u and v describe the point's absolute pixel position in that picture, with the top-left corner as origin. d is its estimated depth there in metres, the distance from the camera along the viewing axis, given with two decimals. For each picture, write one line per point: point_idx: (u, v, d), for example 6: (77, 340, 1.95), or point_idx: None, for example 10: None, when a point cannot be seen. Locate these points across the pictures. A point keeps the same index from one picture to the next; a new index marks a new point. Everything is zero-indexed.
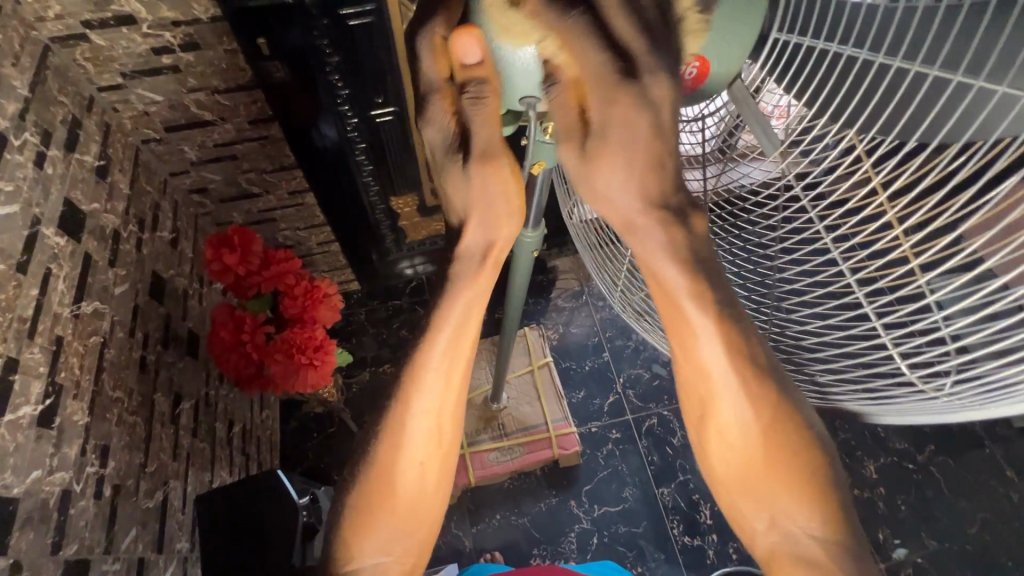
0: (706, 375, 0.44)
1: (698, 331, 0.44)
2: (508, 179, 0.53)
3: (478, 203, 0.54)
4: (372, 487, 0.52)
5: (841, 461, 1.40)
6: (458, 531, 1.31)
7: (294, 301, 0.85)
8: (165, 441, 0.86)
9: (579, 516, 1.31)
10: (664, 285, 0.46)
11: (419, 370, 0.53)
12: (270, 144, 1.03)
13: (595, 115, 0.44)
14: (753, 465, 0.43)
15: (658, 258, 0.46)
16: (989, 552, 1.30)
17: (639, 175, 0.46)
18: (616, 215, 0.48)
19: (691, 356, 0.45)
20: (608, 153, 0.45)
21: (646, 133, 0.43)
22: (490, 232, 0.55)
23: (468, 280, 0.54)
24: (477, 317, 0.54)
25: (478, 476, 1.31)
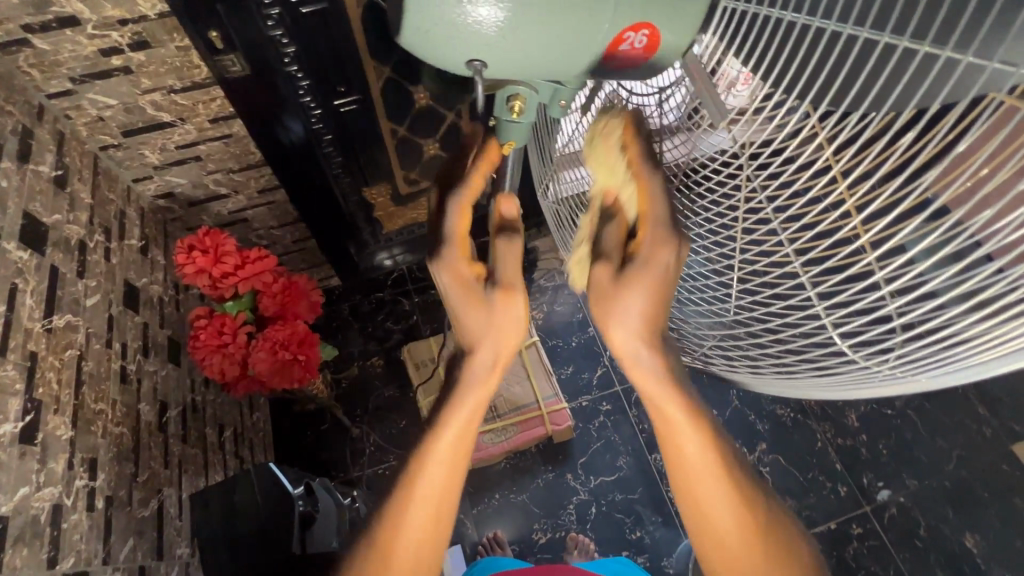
0: (694, 479, 0.41)
1: (682, 434, 0.41)
2: (517, 310, 0.48)
3: (491, 335, 0.47)
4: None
5: (824, 413, 1.45)
6: (459, 513, 1.32)
7: (273, 299, 0.86)
8: (155, 450, 0.85)
9: (576, 488, 1.34)
10: (644, 388, 0.43)
11: (424, 454, 0.46)
12: (234, 142, 1.01)
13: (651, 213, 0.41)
14: (738, 557, 0.42)
15: (645, 374, 0.42)
16: (967, 487, 1.36)
17: (650, 303, 0.41)
18: (620, 351, 0.43)
19: (675, 460, 0.42)
20: (633, 277, 0.41)
21: (666, 281, 0.41)
22: (496, 357, 0.48)
23: (479, 383, 0.48)
24: (477, 398, 0.48)
25: (475, 458, 1.32)
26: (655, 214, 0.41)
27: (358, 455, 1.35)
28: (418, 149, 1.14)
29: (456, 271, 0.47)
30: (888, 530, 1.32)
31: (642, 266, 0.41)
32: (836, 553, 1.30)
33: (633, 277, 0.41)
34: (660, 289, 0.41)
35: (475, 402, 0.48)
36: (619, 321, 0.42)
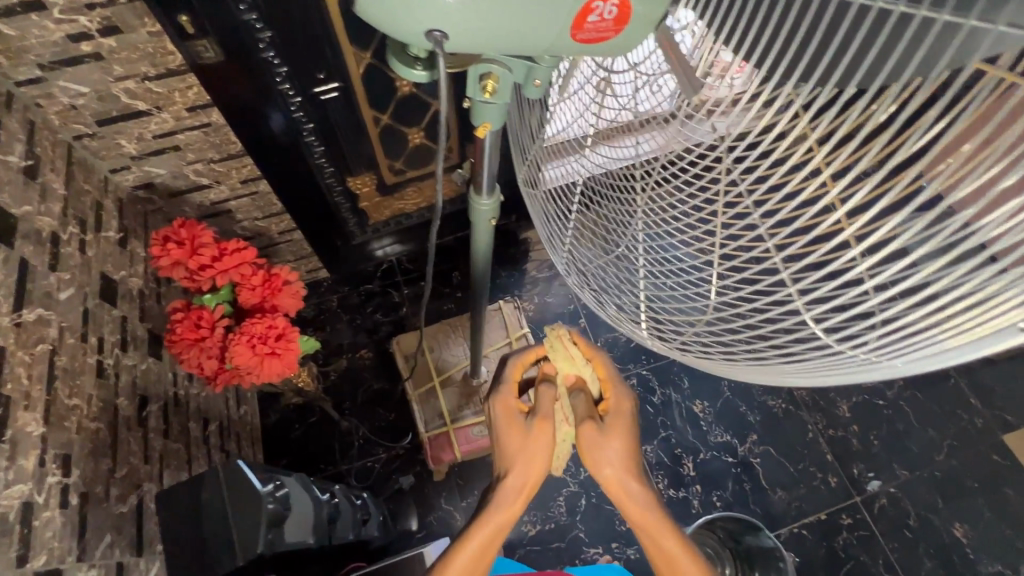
0: (656, 550, 0.60)
1: (650, 524, 0.60)
2: (548, 440, 0.61)
3: (523, 454, 0.62)
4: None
5: (816, 404, 1.45)
6: (447, 506, 1.30)
7: (253, 292, 0.84)
8: (134, 446, 0.84)
9: (566, 480, 1.33)
10: (623, 501, 0.61)
11: (461, 545, 0.62)
12: (213, 131, 0.99)
13: (614, 392, 0.63)
14: None
15: (623, 482, 0.60)
16: (957, 477, 1.36)
17: (623, 441, 0.60)
18: (605, 474, 0.60)
19: (646, 540, 0.61)
20: (613, 425, 0.61)
21: (630, 427, 0.62)
22: (524, 477, 0.61)
23: (512, 497, 0.62)
24: (509, 507, 0.62)
25: (464, 450, 1.31)
26: (622, 403, 0.62)
27: (347, 448, 1.34)
28: (402, 137, 1.12)
29: (507, 405, 0.64)
30: (878, 520, 1.32)
31: (614, 419, 0.61)
32: (825, 543, 1.30)
33: (609, 430, 0.61)
34: (627, 435, 0.61)
35: (501, 522, 0.62)
36: (602, 457, 0.60)
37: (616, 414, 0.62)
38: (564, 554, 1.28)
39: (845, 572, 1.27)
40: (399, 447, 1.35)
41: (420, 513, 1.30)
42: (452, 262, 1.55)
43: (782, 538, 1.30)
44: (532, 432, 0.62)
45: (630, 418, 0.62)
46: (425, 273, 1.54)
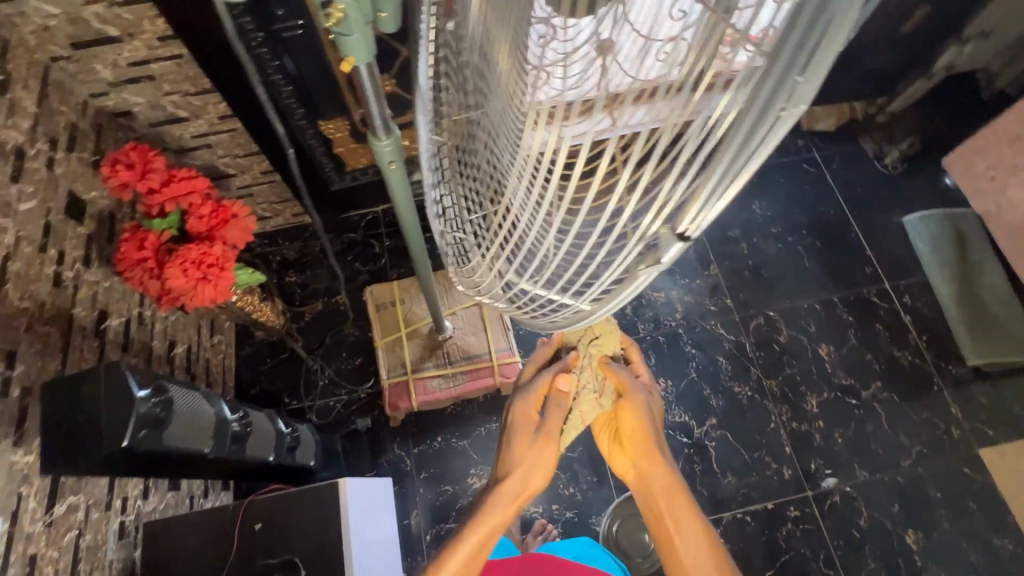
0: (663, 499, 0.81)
1: (656, 476, 0.82)
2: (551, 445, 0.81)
3: (531, 453, 0.81)
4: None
5: (783, 396, 1.42)
6: (399, 451, 1.35)
7: (201, 220, 0.87)
8: (86, 353, 0.91)
9: None
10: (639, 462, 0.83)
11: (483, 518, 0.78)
12: (185, 63, 1.01)
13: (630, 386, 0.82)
14: (697, 553, 0.78)
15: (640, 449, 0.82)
16: (918, 484, 1.33)
17: (634, 417, 0.82)
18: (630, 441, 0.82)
19: (653, 490, 0.82)
20: (631, 406, 0.81)
21: (641, 410, 0.82)
22: (527, 472, 0.81)
23: (524, 477, 0.80)
24: (524, 484, 0.80)
25: (421, 400, 1.35)
26: (637, 390, 0.82)
27: (312, 386, 1.40)
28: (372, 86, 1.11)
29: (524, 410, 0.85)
30: (826, 517, 1.30)
31: (629, 400, 0.81)
32: (767, 532, 1.29)
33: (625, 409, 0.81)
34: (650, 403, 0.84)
35: (517, 495, 0.80)
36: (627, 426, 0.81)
37: (632, 398, 0.81)
38: None
39: (783, 562, 1.27)
40: (361, 390, 1.40)
41: (374, 455, 1.35)
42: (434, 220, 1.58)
43: (724, 523, 1.30)
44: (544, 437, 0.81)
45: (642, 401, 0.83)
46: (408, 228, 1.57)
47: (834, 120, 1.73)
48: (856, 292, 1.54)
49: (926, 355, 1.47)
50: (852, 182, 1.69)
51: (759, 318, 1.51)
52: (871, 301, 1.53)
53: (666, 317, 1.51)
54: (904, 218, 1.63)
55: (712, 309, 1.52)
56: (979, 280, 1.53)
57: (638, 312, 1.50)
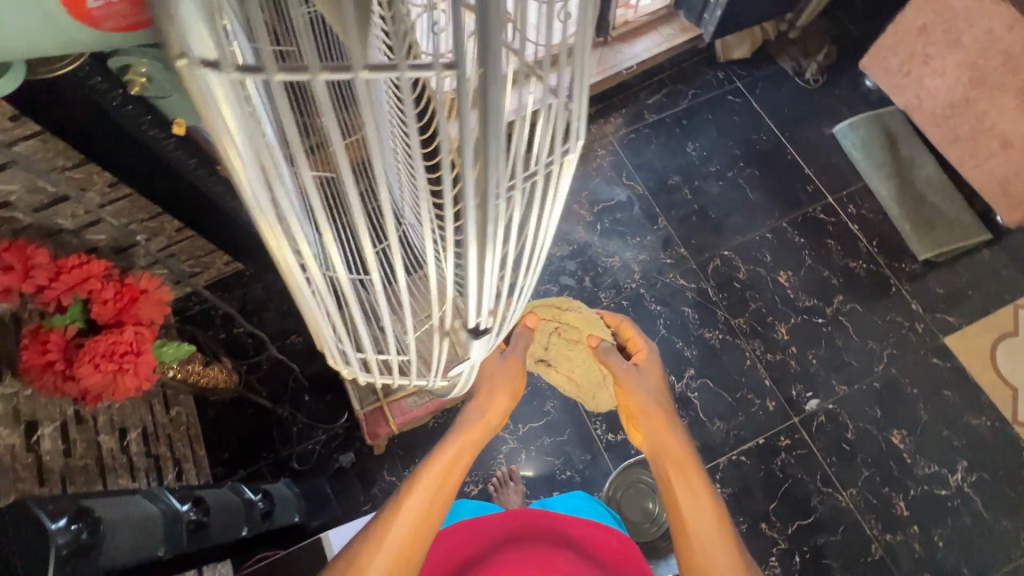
0: (677, 456, 0.83)
1: (672, 435, 0.85)
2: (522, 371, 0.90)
3: (495, 376, 0.89)
4: (403, 544, 0.69)
5: (753, 330, 1.43)
6: (391, 477, 1.33)
7: (106, 306, 0.81)
8: (22, 472, 0.84)
9: (505, 438, 1.34)
10: (653, 418, 0.87)
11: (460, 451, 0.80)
12: (50, 138, 0.92)
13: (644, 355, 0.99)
14: (708, 519, 0.76)
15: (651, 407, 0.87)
16: (895, 385, 1.37)
17: (650, 382, 0.93)
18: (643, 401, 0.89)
19: (668, 448, 0.84)
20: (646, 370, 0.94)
21: (657, 379, 0.94)
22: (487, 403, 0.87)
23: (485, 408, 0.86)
24: (493, 405, 0.87)
25: (399, 422, 1.30)
26: (652, 367, 0.96)
27: (287, 434, 1.36)
28: None
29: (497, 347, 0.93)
30: (816, 438, 1.33)
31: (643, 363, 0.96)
32: (764, 466, 1.32)
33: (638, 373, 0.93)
34: (657, 376, 0.94)
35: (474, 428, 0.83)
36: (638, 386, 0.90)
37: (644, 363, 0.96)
38: None
39: (784, 491, 1.30)
40: (338, 426, 1.36)
41: (366, 487, 1.32)
42: None
43: (721, 468, 1.31)
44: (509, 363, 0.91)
45: (655, 372, 0.95)
46: None
47: (748, 46, 1.70)
48: (803, 213, 1.55)
49: (879, 259, 1.49)
50: (777, 104, 1.68)
51: (715, 261, 1.50)
52: (818, 218, 1.54)
53: (625, 281, 1.49)
54: (833, 128, 1.63)
55: (668, 262, 1.51)
56: (914, 174, 1.55)
57: (597, 282, 1.49)
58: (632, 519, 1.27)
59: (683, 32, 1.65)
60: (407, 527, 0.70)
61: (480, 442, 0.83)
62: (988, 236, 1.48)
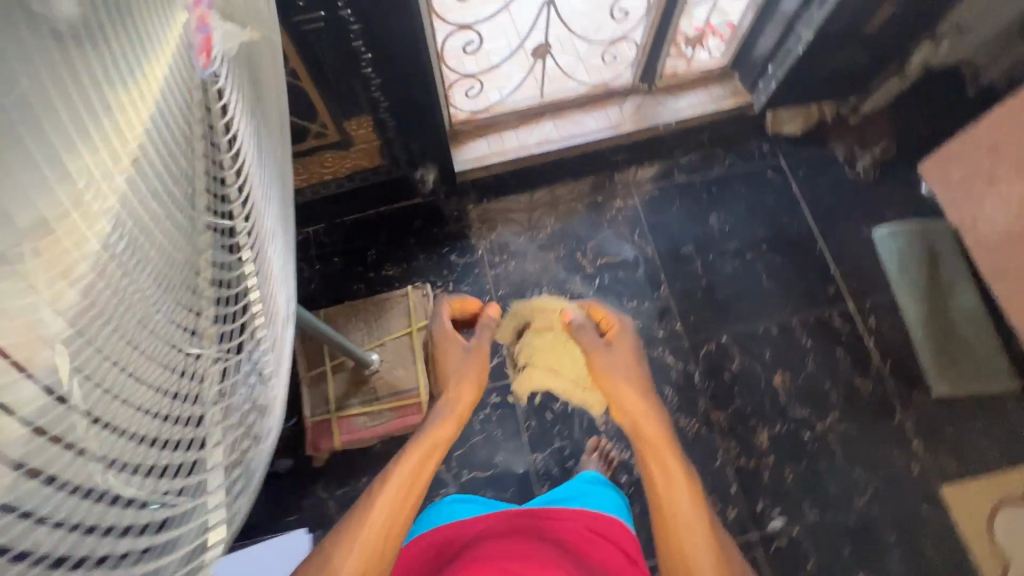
0: (651, 426, 0.80)
1: (647, 404, 0.83)
2: (482, 356, 0.94)
3: (455, 363, 0.92)
4: (375, 534, 0.63)
5: (732, 429, 1.33)
6: (323, 492, 1.28)
7: None
8: None
9: (446, 480, 1.29)
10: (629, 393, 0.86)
11: (436, 443, 0.75)
12: None
13: (623, 336, 0.99)
14: (684, 483, 0.73)
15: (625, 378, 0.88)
16: (872, 524, 1.26)
17: (625, 360, 0.93)
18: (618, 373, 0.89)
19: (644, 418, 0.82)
20: (620, 347, 0.95)
21: (633, 354, 0.94)
22: (453, 403, 0.85)
23: (450, 407, 0.84)
24: (462, 396, 0.86)
25: (345, 440, 1.28)
26: (627, 345, 0.96)
27: None
28: None
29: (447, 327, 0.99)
30: (771, 561, 1.23)
31: (619, 344, 0.96)
32: None
33: (611, 349, 0.93)
34: (631, 352, 0.94)
35: (444, 420, 0.81)
36: (611, 360, 0.91)
37: (620, 342, 0.96)
38: None
39: None
40: (284, 428, 1.32)
41: (295, 498, 1.27)
42: (367, 239, 1.49)
43: None
44: (476, 355, 0.93)
45: (630, 348, 0.95)
46: (338, 250, 1.47)
47: (800, 124, 1.59)
48: (817, 314, 1.44)
49: (889, 383, 1.37)
50: (819, 191, 1.56)
51: (710, 345, 1.41)
52: (832, 323, 1.43)
53: None
54: (872, 231, 1.51)
55: (660, 334, 1.42)
56: (949, 300, 1.42)
57: None
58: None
59: (733, 96, 1.55)
60: (381, 515, 0.64)
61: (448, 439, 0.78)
62: (1016, 386, 1.34)
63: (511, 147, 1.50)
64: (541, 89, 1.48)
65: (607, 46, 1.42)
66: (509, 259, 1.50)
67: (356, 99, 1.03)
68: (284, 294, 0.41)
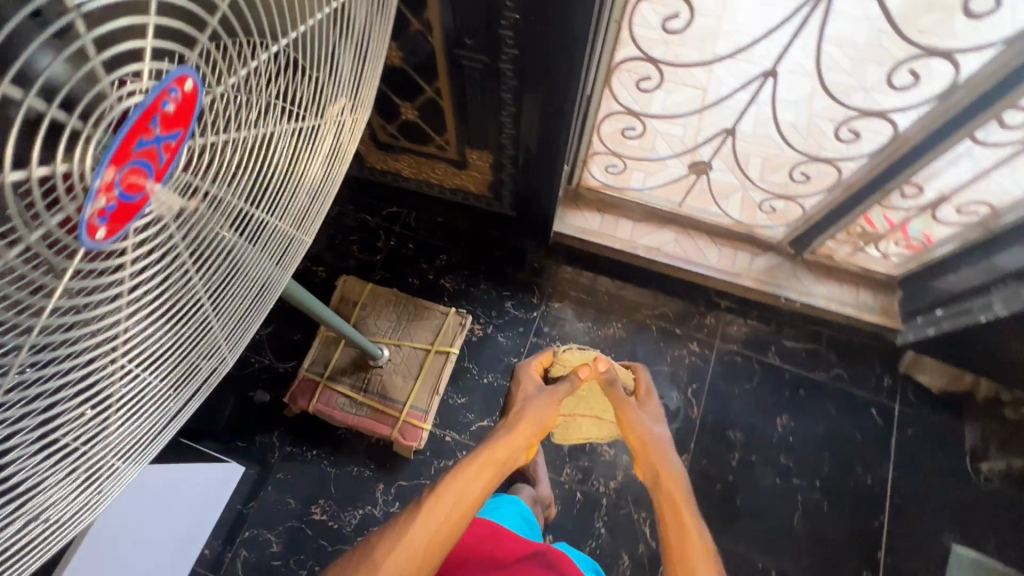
0: (667, 472, 0.76)
1: (661, 454, 0.80)
2: (530, 395, 0.95)
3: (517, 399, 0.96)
4: (435, 524, 0.64)
5: None
6: (276, 440, 1.31)
7: None
8: None
9: (376, 500, 1.27)
10: (642, 441, 0.83)
11: (493, 457, 0.76)
12: None
13: (651, 405, 0.97)
14: (693, 527, 0.65)
15: (646, 430, 0.85)
16: None
17: (646, 416, 0.91)
18: (633, 423, 0.87)
19: (663, 465, 0.78)
20: (643, 410, 0.93)
21: (659, 415, 0.93)
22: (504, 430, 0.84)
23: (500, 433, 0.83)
24: (508, 429, 0.85)
25: (318, 407, 1.28)
26: (651, 407, 0.96)
27: None
28: (393, 106, 1.01)
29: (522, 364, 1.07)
30: None
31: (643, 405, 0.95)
32: None
33: (633, 406, 0.92)
34: (656, 417, 0.93)
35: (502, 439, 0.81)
36: (631, 415, 0.90)
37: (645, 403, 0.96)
38: (323, 558, 1.22)
39: None
40: (279, 365, 1.37)
41: (252, 430, 1.32)
42: (447, 244, 1.48)
43: None
44: (545, 397, 0.94)
45: (655, 412, 0.95)
46: (417, 239, 1.48)
47: (938, 381, 1.34)
48: None
49: None
50: (918, 465, 1.31)
51: None
52: None
53: (599, 479, 1.30)
54: (951, 543, 1.24)
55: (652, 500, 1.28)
56: None
57: (575, 457, 1.30)
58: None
59: (880, 312, 1.34)
60: (440, 505, 0.66)
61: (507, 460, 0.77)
62: None
63: (621, 237, 1.42)
64: (685, 197, 1.35)
65: (772, 198, 1.26)
66: (557, 336, 1.43)
67: (488, 134, 1.00)
68: (190, 378, 0.41)
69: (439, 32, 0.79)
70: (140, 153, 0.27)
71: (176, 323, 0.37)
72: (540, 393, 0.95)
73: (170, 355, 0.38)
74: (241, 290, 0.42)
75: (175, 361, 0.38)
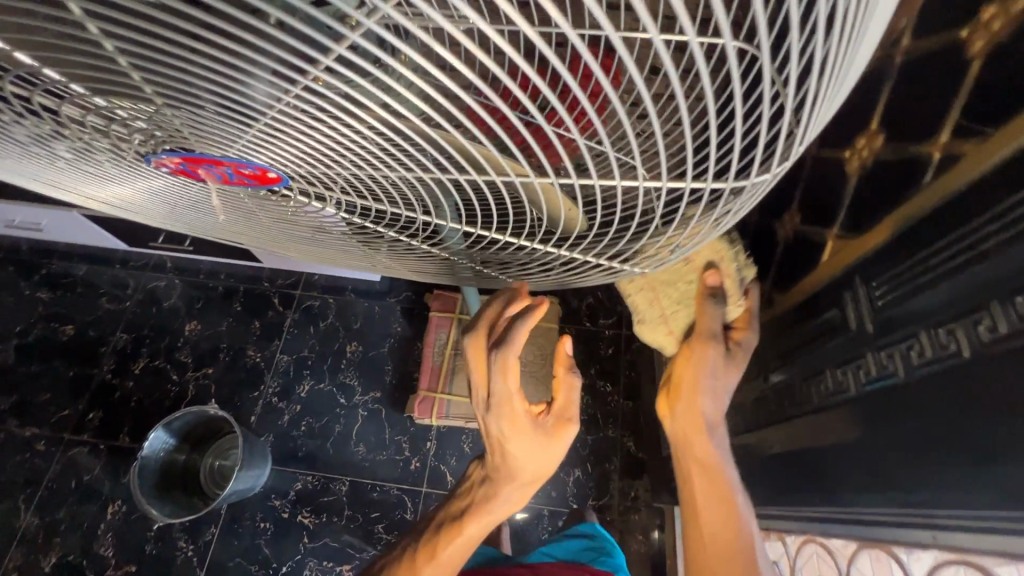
0: (727, 516, 0.53)
1: (727, 479, 0.54)
2: (512, 395, 0.50)
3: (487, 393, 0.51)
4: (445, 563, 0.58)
5: None
6: (402, 292, 1.49)
7: None
8: None
9: (364, 393, 1.39)
10: (703, 461, 0.55)
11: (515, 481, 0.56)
12: None
13: (744, 331, 0.56)
14: None
15: (714, 425, 0.55)
16: None
17: (730, 377, 0.55)
18: (708, 416, 0.55)
19: (727, 512, 0.53)
20: (733, 360, 0.56)
21: (743, 354, 0.56)
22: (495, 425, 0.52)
23: (505, 434, 0.53)
24: (502, 414, 0.51)
25: (433, 317, 1.40)
26: (746, 338, 0.57)
27: None
28: None
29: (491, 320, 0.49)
30: None
31: (734, 351, 0.55)
32: None
33: (728, 356, 0.55)
34: (739, 366, 0.56)
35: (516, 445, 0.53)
36: (710, 396, 0.54)
37: (741, 346, 0.56)
38: (316, 362, 1.42)
39: None
40: None
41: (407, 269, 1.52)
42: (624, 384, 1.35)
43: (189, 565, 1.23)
44: (548, 432, 0.53)
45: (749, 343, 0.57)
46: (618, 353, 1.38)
47: None
48: None
49: None
50: None
51: None
52: None
53: None
54: None
55: None
56: None
57: None
58: (214, 442, 1.29)
59: None
60: (450, 551, 0.57)
61: (529, 471, 0.54)
62: None
63: None
64: None
65: None
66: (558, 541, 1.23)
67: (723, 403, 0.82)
68: (249, 238, 0.50)
69: (778, 311, 0.66)
70: (213, 170, 0.33)
71: (271, 226, 0.44)
72: (528, 413, 0.52)
73: (246, 225, 0.45)
74: (328, 244, 0.48)
75: (247, 230, 0.47)
